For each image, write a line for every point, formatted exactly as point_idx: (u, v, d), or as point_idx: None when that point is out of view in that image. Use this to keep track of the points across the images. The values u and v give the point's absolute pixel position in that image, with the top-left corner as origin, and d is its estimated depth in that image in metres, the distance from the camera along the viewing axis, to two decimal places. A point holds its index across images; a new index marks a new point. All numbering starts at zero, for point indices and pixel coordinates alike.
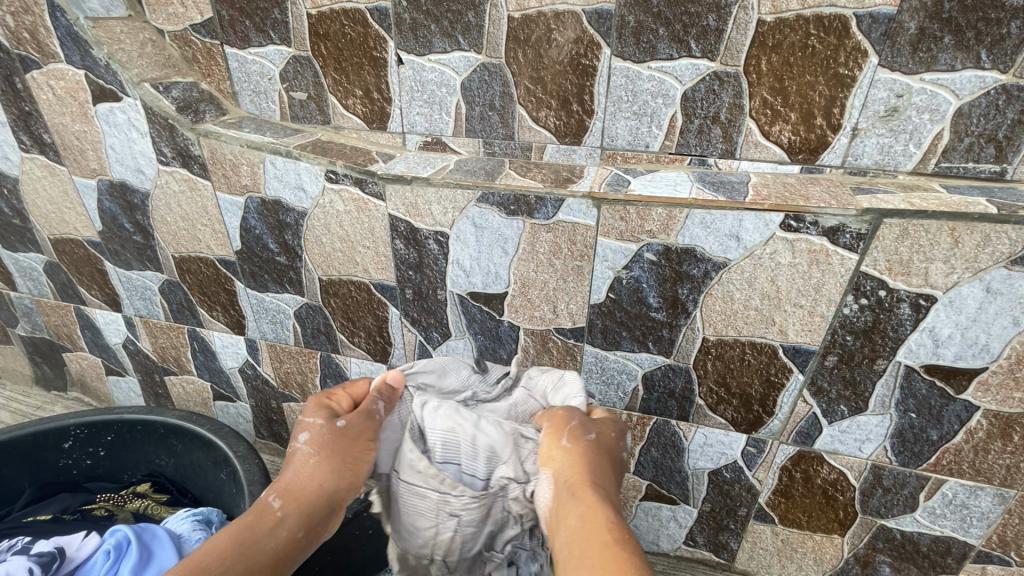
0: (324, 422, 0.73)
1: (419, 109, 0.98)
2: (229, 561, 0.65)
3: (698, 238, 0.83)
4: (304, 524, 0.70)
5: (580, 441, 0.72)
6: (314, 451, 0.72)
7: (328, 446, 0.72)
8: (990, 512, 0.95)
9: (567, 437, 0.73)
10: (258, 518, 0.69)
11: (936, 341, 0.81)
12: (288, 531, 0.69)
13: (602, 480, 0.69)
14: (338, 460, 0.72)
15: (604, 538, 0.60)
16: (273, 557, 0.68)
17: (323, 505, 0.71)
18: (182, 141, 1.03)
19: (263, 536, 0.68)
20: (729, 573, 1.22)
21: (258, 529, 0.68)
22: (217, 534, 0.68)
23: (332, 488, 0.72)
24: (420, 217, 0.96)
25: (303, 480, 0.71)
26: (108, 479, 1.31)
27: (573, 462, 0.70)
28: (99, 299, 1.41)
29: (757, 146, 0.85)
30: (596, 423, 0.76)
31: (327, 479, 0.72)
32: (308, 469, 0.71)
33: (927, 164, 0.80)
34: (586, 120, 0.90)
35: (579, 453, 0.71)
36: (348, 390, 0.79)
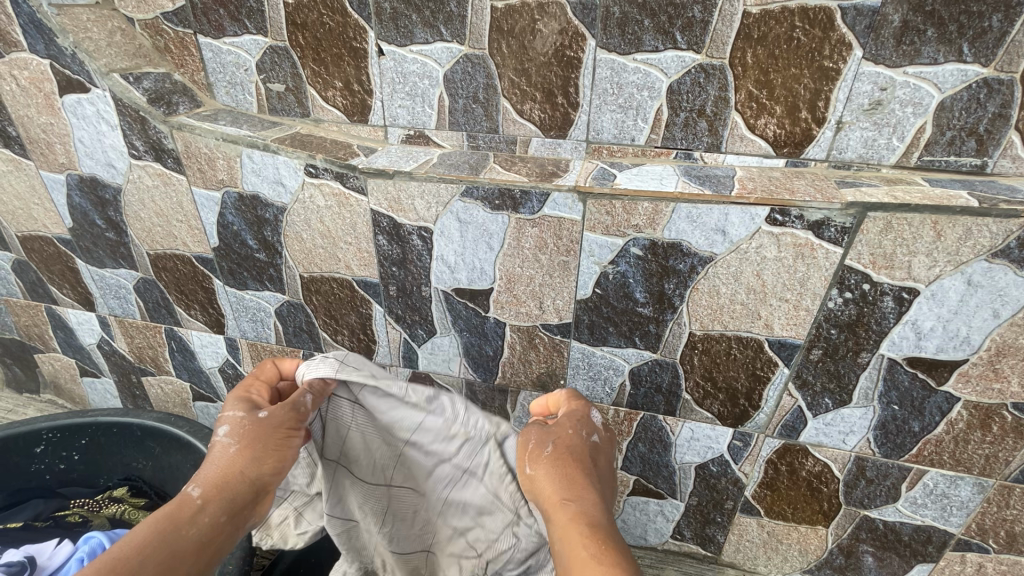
0: (245, 414, 0.77)
1: (401, 102, 0.95)
2: (150, 556, 0.65)
3: (684, 233, 0.82)
4: (227, 509, 0.72)
5: (540, 461, 0.73)
6: (234, 441, 0.75)
7: (248, 436, 0.76)
8: (969, 501, 0.96)
9: (530, 462, 0.74)
10: (178, 509, 0.70)
11: (918, 334, 0.82)
12: (210, 518, 0.70)
13: (577, 487, 0.69)
14: (261, 446, 0.75)
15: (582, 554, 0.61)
16: (196, 545, 0.69)
17: (245, 490, 0.74)
18: (155, 133, 1.00)
19: (185, 525, 0.69)
20: (716, 565, 1.22)
21: (179, 520, 0.69)
22: (134, 532, 0.67)
23: (259, 471, 0.75)
24: (403, 212, 0.94)
25: (222, 469, 0.74)
26: (83, 483, 1.28)
27: (541, 479, 0.72)
28: (71, 298, 1.37)
29: (743, 140, 0.85)
30: (552, 432, 0.77)
31: (248, 465, 0.75)
32: (229, 458, 0.74)
33: (910, 158, 0.80)
34: (571, 113, 0.89)
35: (544, 470, 0.72)
36: (262, 381, 0.85)
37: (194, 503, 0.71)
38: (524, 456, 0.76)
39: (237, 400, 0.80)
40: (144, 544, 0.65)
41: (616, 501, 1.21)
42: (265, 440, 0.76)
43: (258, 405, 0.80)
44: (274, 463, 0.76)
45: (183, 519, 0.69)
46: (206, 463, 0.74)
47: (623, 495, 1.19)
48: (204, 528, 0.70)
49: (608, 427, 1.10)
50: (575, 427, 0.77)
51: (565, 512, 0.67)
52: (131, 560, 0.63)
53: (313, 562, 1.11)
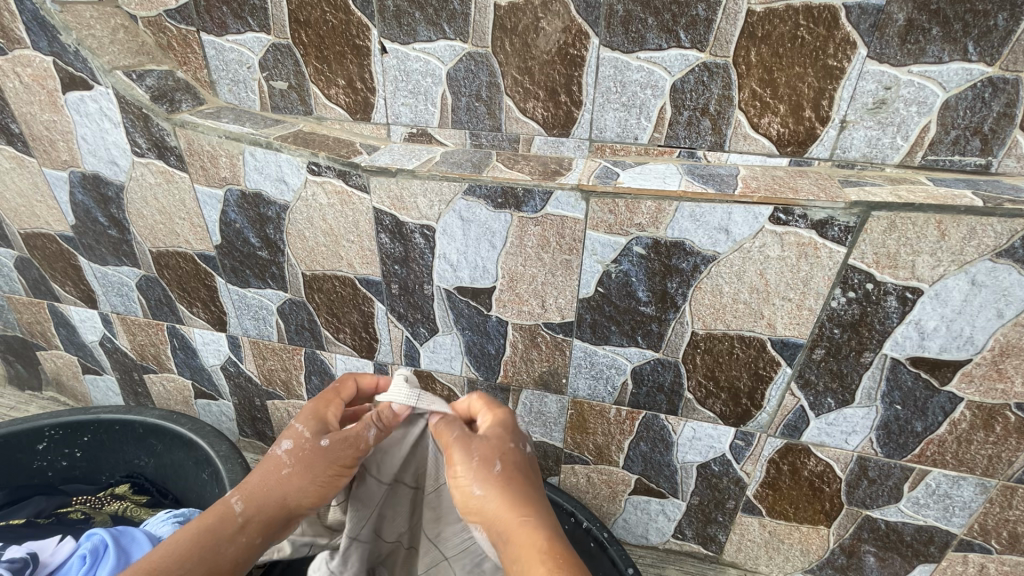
0: (309, 436, 0.78)
1: (404, 100, 0.95)
2: (189, 563, 0.72)
3: (688, 231, 0.82)
4: (261, 532, 0.77)
5: (489, 480, 0.71)
6: (289, 463, 0.77)
7: (304, 462, 0.77)
8: (972, 501, 0.96)
9: (476, 480, 0.71)
10: (220, 522, 0.76)
11: (922, 333, 0.82)
12: (248, 535, 0.76)
13: (526, 504, 0.69)
14: (309, 479, 0.77)
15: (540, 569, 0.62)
16: (231, 557, 0.76)
17: (284, 514, 0.78)
18: (157, 131, 1.00)
19: (225, 538, 0.75)
20: (717, 565, 1.22)
21: (219, 533, 0.75)
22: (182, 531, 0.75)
23: (301, 501, 0.78)
24: (406, 210, 0.94)
25: (267, 485, 0.77)
26: (85, 480, 1.28)
27: (493, 501, 0.70)
28: (74, 295, 1.37)
29: (746, 139, 0.84)
30: (487, 448, 0.75)
31: (294, 490, 0.77)
32: (278, 479, 0.77)
33: (914, 157, 0.80)
34: (574, 111, 0.89)
35: (494, 491, 0.70)
36: (341, 394, 0.85)
37: (234, 515, 0.76)
38: (467, 474, 0.72)
39: (312, 416, 0.80)
40: (184, 552, 0.73)
41: (617, 501, 1.21)
42: (319, 472, 0.77)
43: (326, 428, 0.80)
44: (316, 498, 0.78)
45: (223, 531, 0.75)
46: (254, 475, 0.79)
47: (624, 494, 1.19)
48: (241, 543, 0.76)
49: (610, 426, 1.10)
50: (512, 439, 0.77)
51: (521, 532, 0.66)
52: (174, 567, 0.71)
53: None
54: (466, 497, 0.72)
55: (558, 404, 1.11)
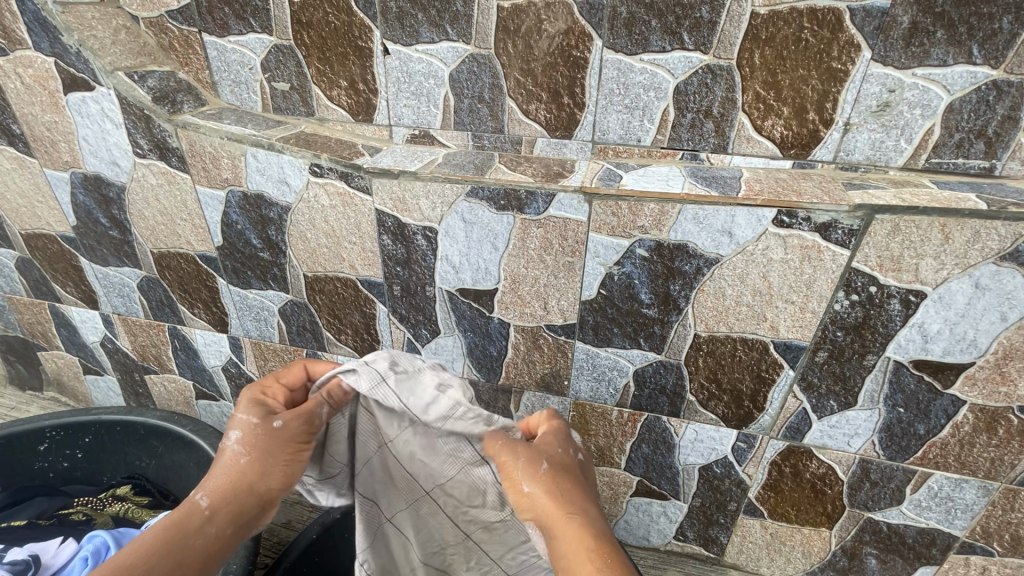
0: (259, 421, 0.77)
1: (406, 102, 0.95)
2: (157, 558, 0.70)
3: (691, 234, 0.82)
4: (233, 522, 0.76)
5: (538, 478, 0.73)
6: (244, 450, 0.76)
7: (259, 446, 0.77)
8: (974, 504, 0.96)
9: (525, 479, 0.73)
10: (186, 518, 0.73)
11: (924, 337, 0.82)
12: (217, 528, 0.75)
13: (575, 502, 0.71)
14: (272, 460, 0.77)
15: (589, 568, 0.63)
16: (204, 550, 0.74)
17: (251, 501, 0.77)
18: (159, 132, 1.00)
19: (193, 532, 0.73)
20: (719, 567, 1.22)
21: (185, 528, 0.73)
22: (142, 534, 0.72)
23: (267, 488, 0.78)
24: (408, 212, 0.94)
25: (229, 477, 0.76)
26: (86, 482, 1.28)
27: (542, 499, 0.71)
28: (75, 296, 1.37)
29: (750, 141, 0.84)
30: (541, 449, 0.77)
31: (256, 476, 0.77)
32: (237, 468, 0.76)
33: (918, 160, 0.79)
34: (577, 113, 0.89)
35: (542, 487, 0.72)
36: (281, 380, 0.84)
37: (200, 513, 0.74)
38: (516, 474, 0.74)
39: (253, 403, 0.80)
40: (151, 548, 0.70)
41: (619, 502, 1.21)
42: (276, 452, 0.77)
43: (274, 411, 0.80)
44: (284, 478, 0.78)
45: (189, 528, 0.73)
46: (214, 470, 0.77)
47: (626, 495, 1.19)
48: (211, 535, 0.74)
49: (612, 428, 1.10)
50: (560, 446, 0.79)
51: (569, 527, 0.67)
52: (142, 564, 0.68)
53: (315, 561, 1.11)
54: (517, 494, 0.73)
55: (560, 406, 1.11)
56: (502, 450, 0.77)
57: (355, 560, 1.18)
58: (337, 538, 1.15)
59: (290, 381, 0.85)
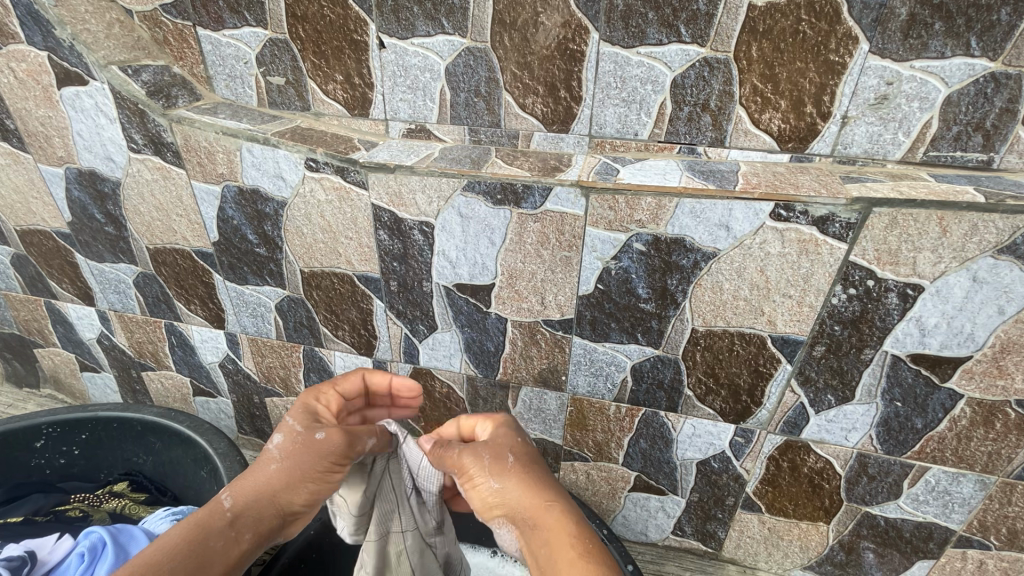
0: (303, 428, 0.74)
1: (402, 96, 0.95)
2: (180, 556, 0.62)
3: (688, 228, 0.82)
4: (258, 527, 0.68)
5: (506, 472, 0.66)
6: (282, 454, 0.72)
7: (300, 451, 0.72)
8: (971, 498, 0.96)
9: (493, 475, 0.66)
10: (212, 516, 0.66)
11: (922, 330, 0.82)
12: (242, 532, 0.67)
13: (548, 490, 0.65)
14: (308, 467, 0.72)
15: (570, 555, 0.58)
16: (225, 558, 0.65)
17: (278, 509, 0.70)
18: (154, 127, 0.99)
19: (215, 536, 0.65)
20: (717, 561, 1.22)
21: (210, 527, 0.65)
22: (166, 533, 0.64)
23: (294, 498, 0.71)
24: (404, 207, 0.94)
25: (261, 479, 0.71)
26: (83, 478, 1.27)
27: (512, 493, 0.65)
28: (71, 292, 1.36)
29: (747, 135, 0.84)
30: (499, 442, 0.71)
31: (290, 481, 0.71)
32: (271, 473, 0.71)
33: (916, 153, 0.79)
34: (574, 106, 0.88)
35: (513, 483, 0.65)
36: (337, 388, 0.84)
37: (223, 511, 0.68)
38: (482, 472, 0.67)
39: (303, 411, 0.78)
40: (174, 545, 0.63)
41: (617, 497, 1.21)
42: (314, 461, 0.72)
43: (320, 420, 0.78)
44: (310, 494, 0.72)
45: (212, 526, 0.65)
46: (245, 474, 0.72)
47: (624, 491, 1.19)
48: (232, 542, 0.66)
49: (609, 423, 1.10)
50: (515, 441, 0.72)
51: (548, 516, 0.62)
52: (162, 561, 0.60)
53: (313, 558, 1.12)
54: (483, 495, 0.66)
55: (558, 401, 1.11)
56: (464, 452, 0.70)
57: (353, 556, 1.18)
58: (335, 535, 1.15)
59: (346, 390, 0.85)
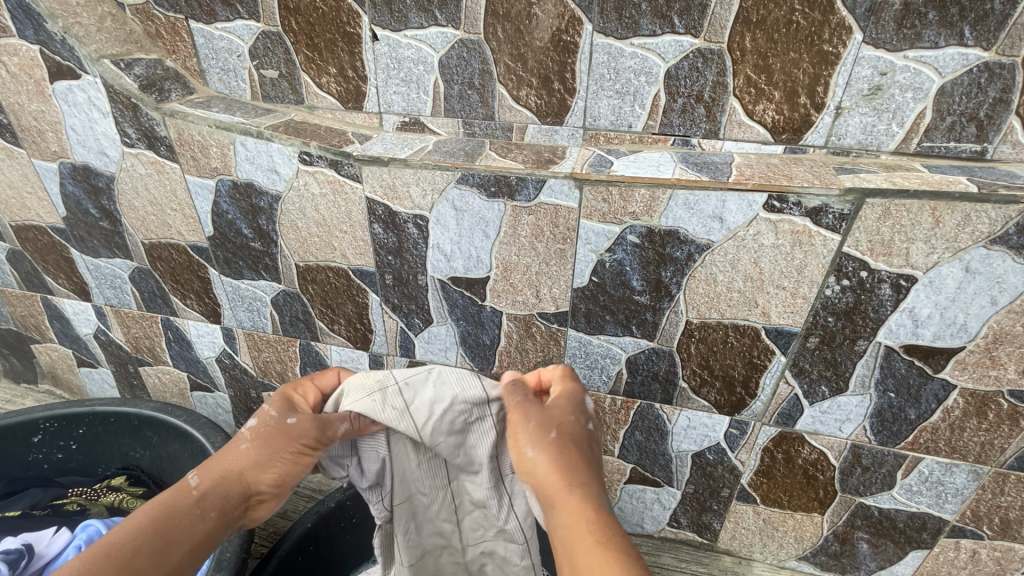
0: (275, 414, 0.79)
1: (396, 88, 0.94)
2: (145, 536, 0.68)
3: (682, 220, 0.82)
4: (220, 505, 0.73)
5: (543, 445, 0.73)
6: (251, 438, 0.77)
7: (267, 437, 0.77)
8: (964, 488, 0.96)
9: (531, 444, 0.73)
10: (178, 496, 0.72)
11: (915, 321, 0.82)
12: (206, 509, 0.72)
13: (578, 475, 0.69)
14: (275, 453, 0.76)
15: (587, 540, 0.62)
16: (189, 534, 0.71)
17: (244, 489, 0.76)
18: (147, 121, 0.99)
19: (181, 515, 0.71)
20: (712, 552, 1.23)
21: (177, 506, 0.71)
22: (134, 514, 0.70)
23: (260, 478, 0.76)
24: (399, 200, 0.93)
25: (228, 461, 0.76)
26: (81, 473, 1.28)
27: (544, 466, 0.71)
28: (67, 288, 1.36)
29: (741, 126, 0.84)
30: (550, 414, 0.77)
31: (256, 462, 0.76)
32: (240, 453, 0.76)
33: (910, 144, 0.79)
34: (568, 99, 0.88)
35: (549, 455, 0.72)
36: (315, 382, 0.88)
37: (190, 489, 0.73)
38: (524, 439, 0.74)
39: (281, 399, 0.83)
40: (138, 528, 0.68)
41: (613, 489, 1.21)
42: (283, 447, 0.77)
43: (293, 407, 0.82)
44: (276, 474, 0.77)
45: (178, 504, 0.72)
46: (217, 454, 0.77)
47: (620, 483, 1.19)
48: (197, 519, 0.72)
49: (605, 416, 1.10)
50: (575, 415, 0.77)
51: (571, 499, 0.67)
52: (123, 545, 0.66)
53: (310, 550, 1.12)
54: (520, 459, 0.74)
55: None
56: (519, 412, 0.79)
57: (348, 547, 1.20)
58: (331, 529, 1.16)
59: (324, 384, 0.88)
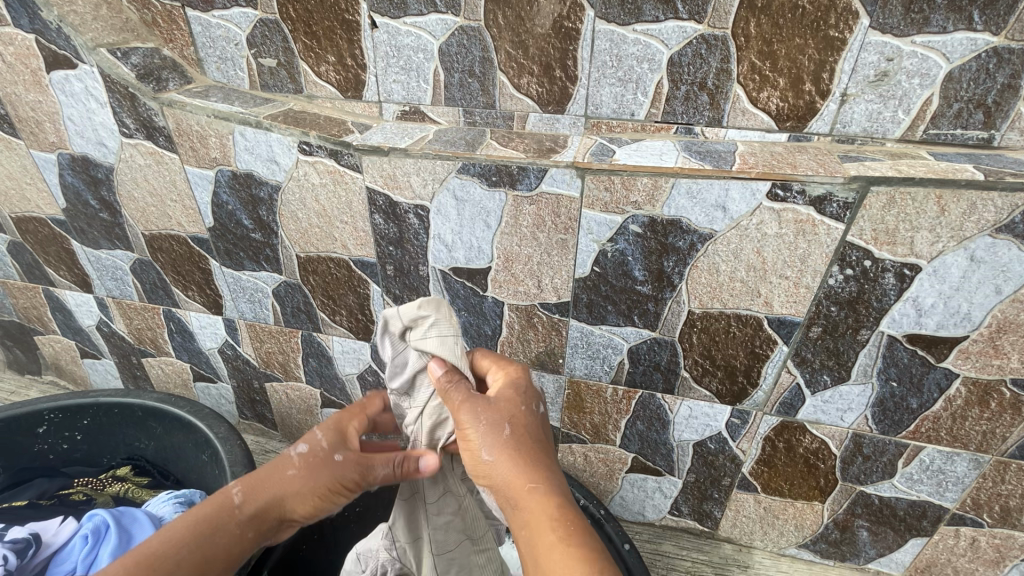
0: (325, 445, 0.76)
1: (396, 77, 0.93)
2: (184, 549, 0.69)
3: (684, 209, 0.81)
4: (257, 527, 0.74)
5: (499, 448, 0.68)
6: (299, 467, 0.75)
7: (314, 471, 0.75)
8: (965, 477, 0.97)
9: (487, 448, 0.68)
10: (217, 510, 0.73)
11: (919, 310, 0.81)
12: (242, 529, 0.73)
13: (539, 473, 0.67)
14: (315, 488, 0.74)
15: (549, 538, 0.63)
16: (225, 552, 0.72)
17: (279, 514, 0.75)
18: (145, 111, 0.98)
19: (220, 530, 0.72)
20: (713, 540, 1.24)
21: (219, 522, 0.72)
22: (172, 523, 0.71)
23: (295, 507, 0.75)
24: (399, 190, 0.93)
25: (269, 483, 0.75)
26: (86, 463, 1.29)
27: (500, 466, 0.67)
28: (69, 280, 1.36)
29: (745, 114, 0.83)
30: (500, 406, 0.71)
31: (296, 489, 0.75)
32: (284, 478, 0.75)
33: (916, 131, 0.78)
34: (569, 86, 0.87)
35: (505, 456, 0.68)
36: (365, 411, 0.83)
37: (234, 507, 0.73)
38: (476, 442, 0.69)
39: (333, 426, 0.79)
40: (177, 541, 0.69)
41: (615, 478, 1.22)
42: (322, 485, 0.74)
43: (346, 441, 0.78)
44: (313, 507, 0.75)
45: (222, 521, 0.72)
46: (262, 469, 0.76)
47: (622, 472, 1.20)
48: (234, 537, 0.72)
49: (606, 405, 1.11)
50: (523, 402, 0.73)
51: (531, 499, 0.65)
52: (164, 563, 0.67)
53: (314, 538, 1.13)
54: (475, 464, 0.69)
55: (555, 384, 1.11)
56: (461, 406, 0.71)
57: (352, 535, 1.21)
58: (336, 517, 1.16)
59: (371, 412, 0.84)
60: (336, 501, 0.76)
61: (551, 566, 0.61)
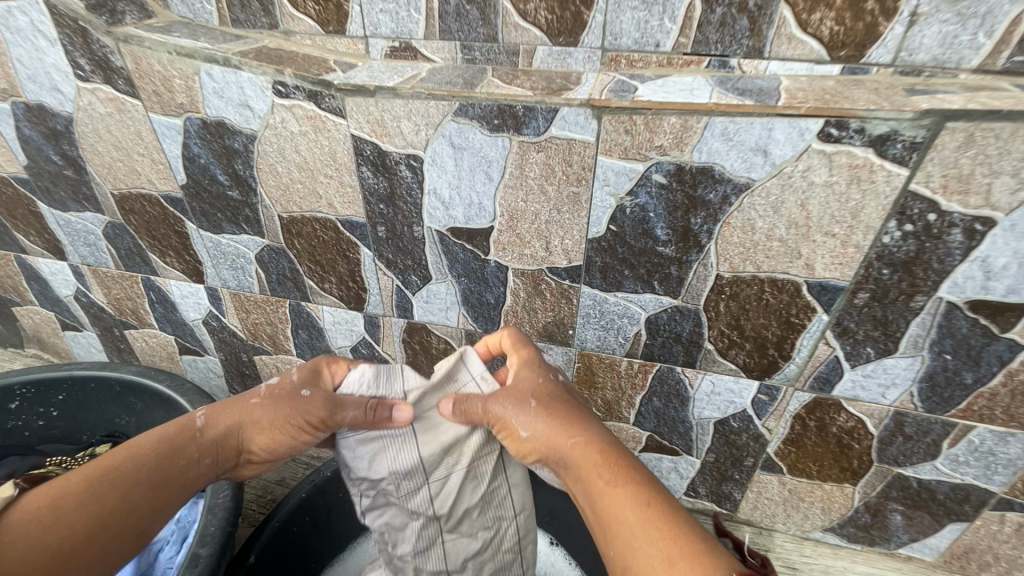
0: (291, 381, 0.80)
1: (383, 6, 0.81)
2: (146, 466, 0.69)
3: (718, 154, 0.70)
4: (214, 451, 0.75)
5: (530, 416, 0.72)
6: (262, 395, 0.79)
7: (276, 399, 0.78)
8: (1019, 459, 0.87)
9: (522, 424, 0.72)
10: (179, 432, 0.74)
11: (987, 273, 0.71)
12: (203, 454, 0.74)
13: (573, 421, 0.71)
14: (274, 414, 0.77)
15: (595, 473, 0.64)
16: (180, 477, 0.71)
17: (235, 447, 0.77)
18: (99, 49, 0.86)
19: (183, 450, 0.73)
20: (731, 523, 1.16)
21: (181, 442, 0.73)
22: (139, 441, 0.72)
23: (252, 438, 0.78)
24: (389, 137, 0.82)
25: (235, 408, 0.78)
26: (64, 441, 1.22)
27: (540, 434, 0.71)
28: (40, 246, 1.27)
29: (791, 42, 0.70)
30: (517, 385, 0.77)
31: (256, 422, 0.77)
32: (246, 407, 0.78)
33: (997, 59, 0.66)
34: (584, 12, 0.75)
35: (539, 421, 0.71)
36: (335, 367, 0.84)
37: (195, 429, 0.75)
38: (513, 421, 0.73)
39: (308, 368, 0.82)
40: (141, 455, 0.69)
41: None
42: (282, 413, 0.77)
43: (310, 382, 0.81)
44: (268, 438, 0.77)
45: (183, 442, 0.73)
46: (230, 400, 0.80)
47: (635, 451, 1.11)
48: (195, 459, 0.73)
49: (620, 380, 1.01)
50: (541, 373, 0.78)
51: (572, 445, 0.68)
52: (126, 474, 0.67)
53: (305, 521, 1.06)
54: (517, 444, 0.73)
55: (564, 357, 1.02)
56: (489, 404, 0.77)
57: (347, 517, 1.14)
58: (328, 498, 1.10)
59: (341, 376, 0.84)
60: (295, 441, 0.78)
61: (601, 499, 0.62)
